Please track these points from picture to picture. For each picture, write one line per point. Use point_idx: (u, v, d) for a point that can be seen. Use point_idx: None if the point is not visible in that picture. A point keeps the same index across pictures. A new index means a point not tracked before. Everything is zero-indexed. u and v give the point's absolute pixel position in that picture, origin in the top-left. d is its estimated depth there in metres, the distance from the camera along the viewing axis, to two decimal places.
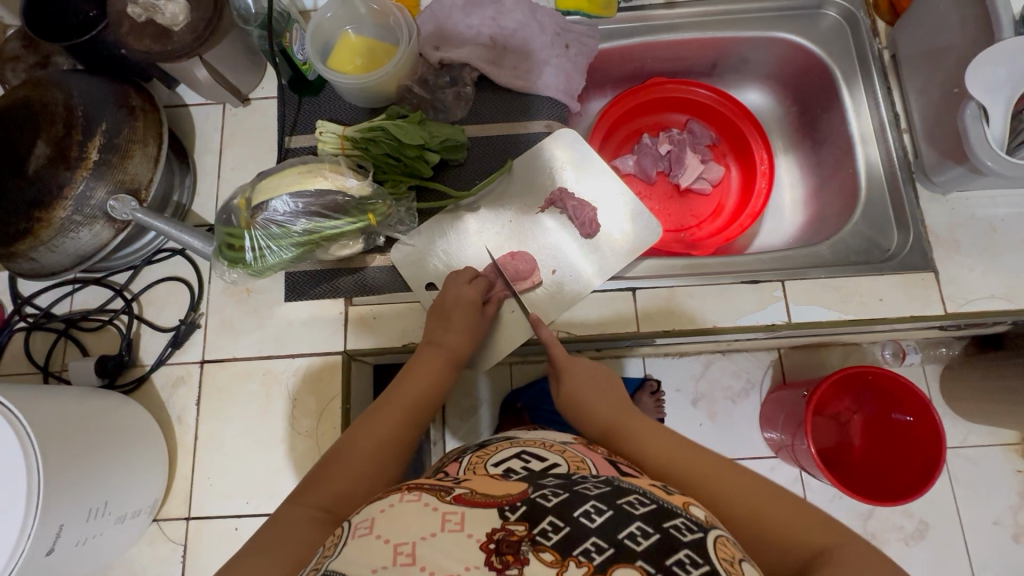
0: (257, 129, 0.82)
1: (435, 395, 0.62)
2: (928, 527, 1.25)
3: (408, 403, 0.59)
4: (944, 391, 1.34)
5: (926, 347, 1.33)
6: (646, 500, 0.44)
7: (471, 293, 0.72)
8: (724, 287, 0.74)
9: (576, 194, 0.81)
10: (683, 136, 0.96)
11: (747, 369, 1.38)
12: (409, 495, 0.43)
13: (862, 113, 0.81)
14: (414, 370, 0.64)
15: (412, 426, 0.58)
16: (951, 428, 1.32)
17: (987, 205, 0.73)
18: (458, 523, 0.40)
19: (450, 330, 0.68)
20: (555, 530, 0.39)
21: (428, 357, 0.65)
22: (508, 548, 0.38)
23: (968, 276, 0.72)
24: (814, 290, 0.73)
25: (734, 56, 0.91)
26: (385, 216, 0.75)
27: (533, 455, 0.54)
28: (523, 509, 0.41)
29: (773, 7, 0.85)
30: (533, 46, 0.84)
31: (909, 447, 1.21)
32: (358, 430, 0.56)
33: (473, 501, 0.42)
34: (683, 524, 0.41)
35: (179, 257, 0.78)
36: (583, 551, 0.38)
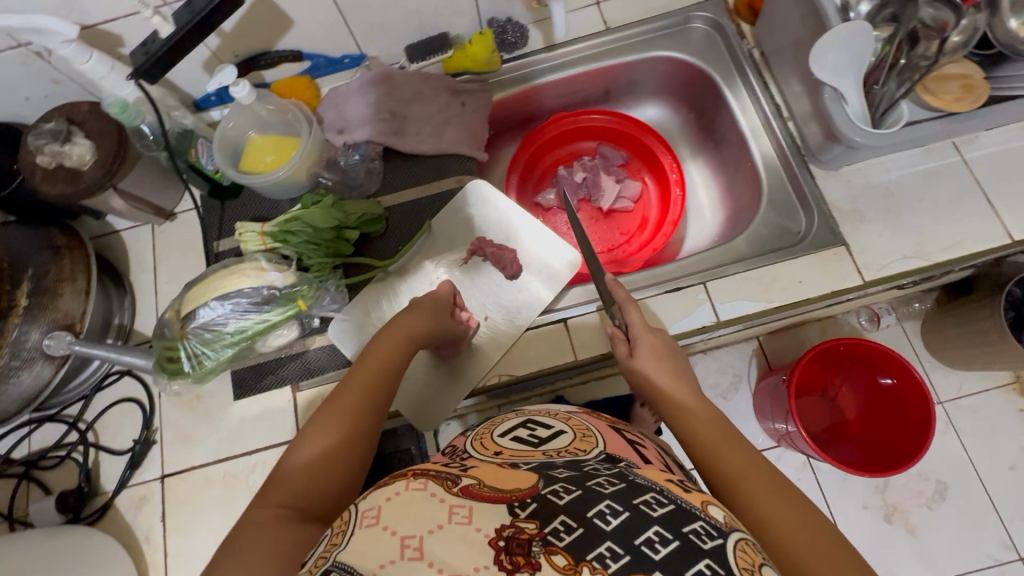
0: (186, 240, 0.86)
1: (395, 366, 0.63)
2: (946, 486, 1.28)
3: (370, 378, 0.60)
4: (929, 345, 1.38)
5: (901, 304, 1.40)
6: (663, 501, 0.45)
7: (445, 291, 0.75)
8: (648, 301, 0.76)
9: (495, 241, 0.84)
10: (595, 162, 1.00)
11: (732, 363, 1.42)
12: (415, 484, 0.44)
13: (747, 111, 0.85)
14: (371, 350, 0.64)
15: (377, 405, 0.58)
16: (944, 379, 1.37)
17: (880, 171, 0.76)
18: (465, 515, 0.41)
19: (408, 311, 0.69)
20: (568, 531, 0.40)
21: (387, 336, 0.66)
22: (518, 548, 0.39)
23: (877, 242, 0.74)
24: (735, 285, 0.75)
25: (623, 79, 0.96)
26: (315, 299, 0.78)
27: (540, 424, 0.63)
28: (534, 507, 0.42)
29: (646, 30, 0.90)
30: (430, 112, 0.88)
31: (901, 410, 1.21)
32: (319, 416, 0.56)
33: (481, 495, 0.44)
34: (702, 528, 0.42)
35: (127, 378, 0.80)
36: (597, 558, 0.39)
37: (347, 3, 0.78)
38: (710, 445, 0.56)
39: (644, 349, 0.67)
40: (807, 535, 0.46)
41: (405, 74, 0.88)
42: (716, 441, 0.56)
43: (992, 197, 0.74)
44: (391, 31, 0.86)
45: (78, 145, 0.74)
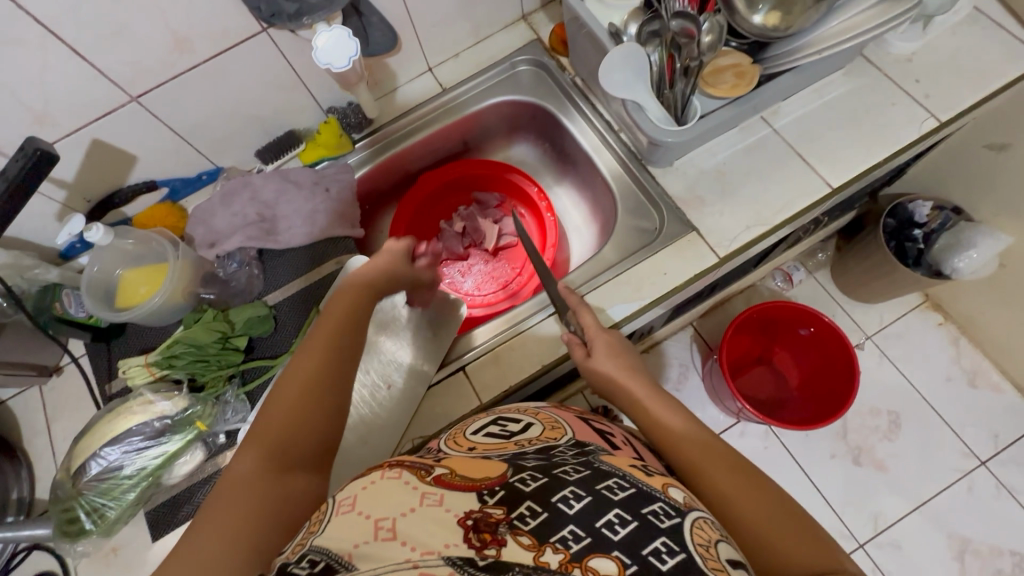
0: (76, 390, 0.84)
1: (358, 316, 0.65)
2: (898, 414, 1.49)
3: (336, 329, 0.62)
4: (842, 288, 1.55)
5: (807, 259, 1.58)
6: (626, 484, 0.46)
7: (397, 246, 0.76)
8: (536, 327, 0.80)
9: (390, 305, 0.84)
10: (471, 209, 1.05)
11: (676, 354, 1.52)
12: (390, 473, 0.45)
13: (584, 131, 0.92)
14: (334, 306, 0.66)
15: (340, 360, 0.60)
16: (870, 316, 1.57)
17: (708, 157, 0.84)
18: (436, 499, 0.41)
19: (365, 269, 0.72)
20: (532, 515, 0.40)
21: (348, 292, 0.68)
22: (486, 526, 0.38)
23: (721, 221, 0.80)
24: (609, 292, 0.79)
25: (474, 129, 1.02)
26: (214, 415, 0.77)
27: (509, 419, 0.63)
28: (501, 494, 0.43)
29: (478, 83, 0.97)
30: (295, 203, 0.90)
31: (827, 356, 1.28)
32: (293, 368, 0.58)
33: (451, 485, 0.44)
34: (660, 509, 0.43)
35: (38, 550, 0.77)
36: (560, 539, 0.38)
37: (183, 126, 0.82)
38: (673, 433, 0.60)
39: (600, 348, 0.70)
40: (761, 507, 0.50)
41: (264, 176, 0.91)
42: (677, 430, 0.60)
43: (806, 155, 0.82)
44: (239, 141, 0.90)
45: None
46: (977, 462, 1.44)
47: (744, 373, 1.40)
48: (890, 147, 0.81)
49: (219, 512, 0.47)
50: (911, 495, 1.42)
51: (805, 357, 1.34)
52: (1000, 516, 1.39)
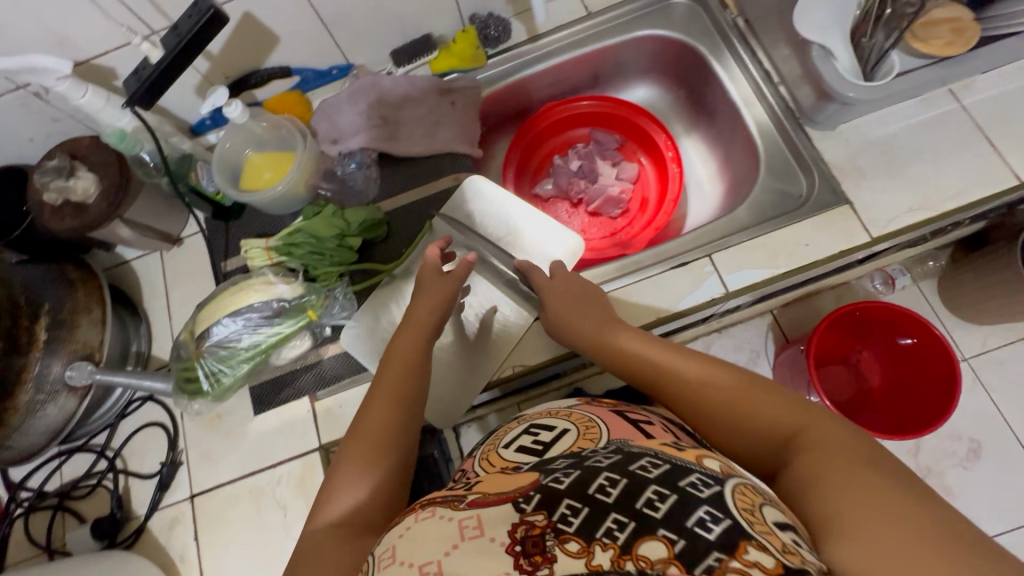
0: (194, 262, 0.87)
1: (417, 363, 0.64)
2: (979, 444, 1.25)
3: (395, 381, 0.62)
4: (947, 303, 1.35)
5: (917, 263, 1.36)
6: (658, 460, 0.43)
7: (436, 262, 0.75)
8: (656, 278, 0.75)
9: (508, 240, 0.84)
10: (589, 148, 1.00)
11: (746, 339, 1.41)
12: (424, 513, 0.43)
13: (737, 80, 0.85)
14: (393, 348, 0.66)
15: (400, 416, 0.59)
16: (968, 337, 1.33)
17: (879, 126, 0.75)
18: (476, 527, 0.40)
19: (419, 297, 0.71)
20: (574, 514, 0.39)
21: (410, 333, 0.67)
22: (534, 548, 0.38)
23: (881, 198, 0.73)
24: (741, 254, 0.74)
25: (610, 63, 0.96)
26: (325, 307, 0.79)
27: (542, 427, 0.57)
28: (538, 498, 0.41)
29: (627, 11, 0.90)
30: (421, 112, 0.88)
31: (925, 369, 1.19)
32: (359, 421, 0.59)
33: (485, 502, 0.43)
34: (698, 479, 0.40)
35: (150, 402, 0.82)
36: (606, 534, 0.37)
37: (330, 12, 0.80)
38: (641, 367, 0.59)
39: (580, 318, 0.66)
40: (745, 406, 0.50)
41: (392, 79, 0.89)
42: (641, 362, 0.59)
43: (996, 140, 0.73)
44: (375, 38, 0.87)
45: (82, 179, 0.77)
46: None
47: (826, 372, 1.32)
48: None
49: None
50: None
51: (901, 365, 1.25)
52: None
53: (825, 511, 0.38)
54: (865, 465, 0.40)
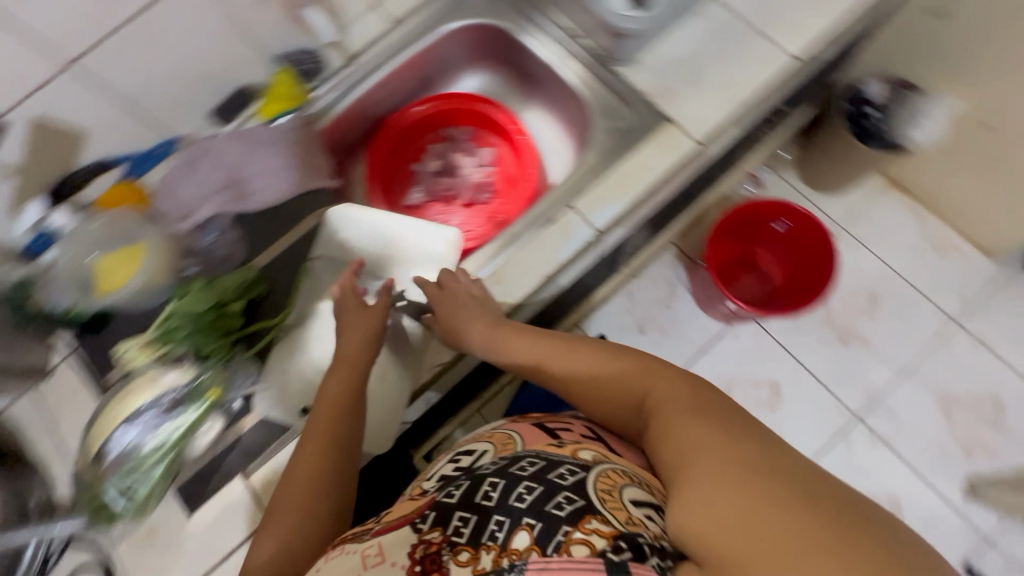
0: (71, 389, 0.79)
1: (349, 403, 0.69)
2: (873, 290, 1.58)
3: (325, 429, 0.67)
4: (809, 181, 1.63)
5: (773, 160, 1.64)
6: (536, 460, 0.54)
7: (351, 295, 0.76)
8: (533, 242, 0.79)
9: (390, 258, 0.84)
10: (444, 146, 1.04)
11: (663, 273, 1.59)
12: (338, 553, 0.57)
13: (546, 44, 0.91)
14: (324, 391, 0.70)
15: (330, 468, 0.65)
16: (834, 204, 1.64)
17: (674, 47, 0.83)
18: (378, 555, 0.53)
19: (347, 335, 0.73)
20: (465, 525, 0.51)
21: (337, 374, 0.71)
22: (430, 561, 0.50)
23: (695, 107, 0.81)
24: (598, 195, 0.79)
25: (432, 63, 0.99)
26: (225, 381, 0.76)
27: (465, 452, 0.64)
28: (433, 516, 0.54)
29: (428, 11, 0.93)
30: (264, 162, 0.88)
31: (805, 244, 1.35)
32: (288, 473, 0.66)
33: (388, 531, 0.56)
34: (566, 470, 0.52)
35: (69, 551, 0.74)
36: (489, 536, 0.48)
37: (130, 93, 0.77)
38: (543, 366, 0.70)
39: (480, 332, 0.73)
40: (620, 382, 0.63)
41: (224, 139, 0.87)
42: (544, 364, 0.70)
43: (769, 30, 0.82)
44: (192, 105, 0.86)
45: None
46: (951, 322, 1.54)
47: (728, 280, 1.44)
48: (849, 9, 0.81)
49: None
50: (894, 361, 1.52)
51: (785, 248, 1.40)
52: (977, 366, 1.51)
53: (682, 462, 0.50)
54: (699, 419, 0.53)
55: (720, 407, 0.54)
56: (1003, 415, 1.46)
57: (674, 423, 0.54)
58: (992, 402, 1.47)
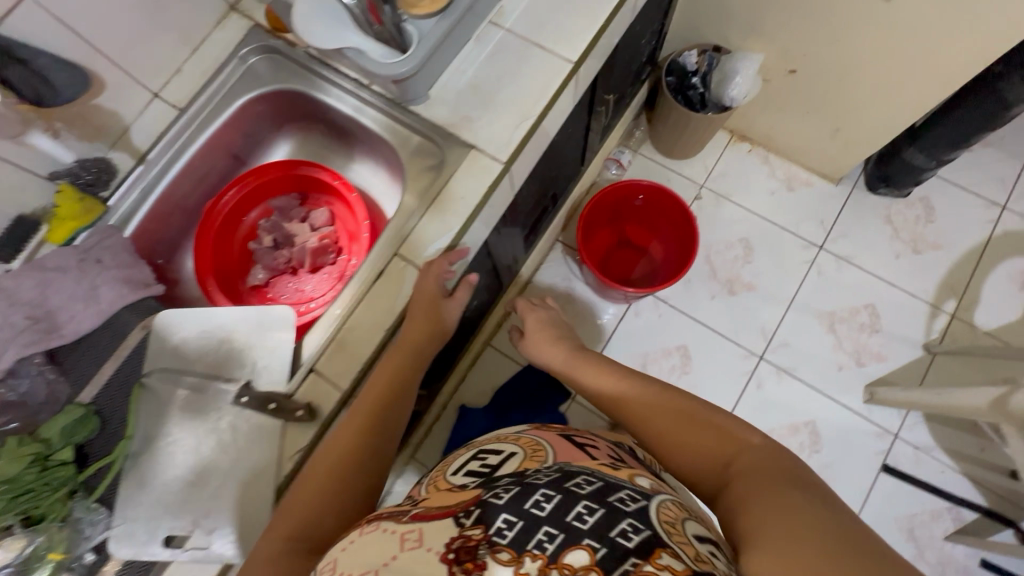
0: None
1: (396, 394, 0.73)
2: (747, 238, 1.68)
3: (366, 419, 0.70)
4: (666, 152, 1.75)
5: (628, 139, 1.79)
6: (592, 479, 0.54)
7: (420, 281, 0.78)
8: (366, 298, 0.78)
9: (227, 346, 0.80)
10: (274, 219, 1.00)
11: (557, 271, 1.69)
12: (367, 529, 0.54)
13: (341, 98, 0.90)
14: (377, 368, 0.75)
15: (367, 447, 0.68)
16: (693, 167, 1.76)
17: (461, 76, 0.85)
18: (415, 540, 0.50)
19: (363, 334, 0.76)
20: (508, 528, 0.49)
21: (390, 361, 0.75)
22: (466, 555, 0.47)
23: (493, 128, 0.83)
24: (420, 236, 0.80)
25: (237, 140, 0.96)
26: (68, 538, 0.69)
27: (489, 453, 0.67)
28: (475, 514, 0.52)
29: (214, 91, 0.91)
30: (66, 287, 0.81)
31: (664, 211, 1.42)
32: (326, 446, 0.68)
33: (425, 519, 0.54)
34: (626, 496, 0.51)
35: None
36: (536, 545, 0.47)
37: None
38: (623, 399, 0.76)
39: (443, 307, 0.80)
40: (704, 432, 0.65)
41: (15, 274, 0.80)
42: (629, 399, 0.75)
43: (541, 42, 0.86)
44: None
45: None
46: (816, 249, 1.66)
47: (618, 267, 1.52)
48: (606, 7, 0.86)
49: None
50: (779, 297, 1.63)
51: (654, 221, 1.47)
52: (848, 283, 1.63)
53: (746, 529, 0.50)
54: (785, 483, 0.53)
55: (810, 485, 0.53)
56: (880, 321, 1.59)
57: (749, 484, 0.54)
58: (868, 312, 1.60)
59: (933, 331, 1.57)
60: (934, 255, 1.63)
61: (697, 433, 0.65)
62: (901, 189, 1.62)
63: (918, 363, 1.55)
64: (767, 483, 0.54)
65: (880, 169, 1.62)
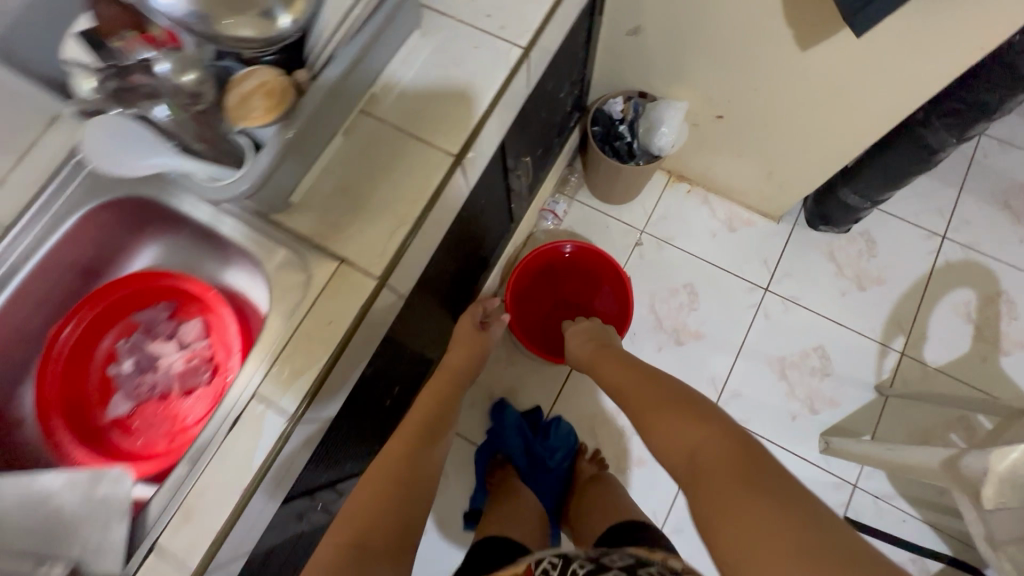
0: None
1: (438, 413, 1.02)
2: (692, 284, 1.61)
3: (419, 424, 0.96)
4: (602, 199, 1.68)
5: (563, 186, 1.71)
6: None
7: (469, 320, 1.27)
8: (217, 454, 0.66)
9: (48, 524, 0.67)
10: (138, 338, 0.88)
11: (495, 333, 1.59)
12: None
13: (196, 205, 0.79)
14: (427, 393, 1.06)
15: (423, 445, 0.92)
16: (633, 211, 1.69)
17: (327, 177, 0.75)
18: None
19: (456, 347, 1.21)
20: None
21: (440, 378, 1.12)
22: None
23: (364, 237, 0.73)
24: (281, 373, 0.69)
25: (85, 255, 0.84)
26: None
27: None
28: None
29: (45, 205, 0.79)
30: None
31: (587, 273, 1.51)
32: (387, 453, 0.87)
33: None
34: None
35: None
36: None
37: None
38: (614, 377, 0.94)
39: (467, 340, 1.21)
40: (666, 417, 0.74)
41: None
42: (643, 388, 0.84)
43: (418, 133, 0.77)
44: None
45: None
46: (762, 291, 1.60)
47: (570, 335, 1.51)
48: (488, 91, 0.78)
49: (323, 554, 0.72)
50: (728, 345, 1.56)
51: (590, 273, 1.51)
52: (796, 325, 1.57)
53: (704, 526, 0.62)
54: (741, 476, 0.62)
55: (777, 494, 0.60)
56: (831, 364, 1.53)
57: (718, 488, 0.62)
58: (819, 355, 1.54)
59: (884, 371, 1.53)
60: (880, 291, 1.59)
61: (659, 402, 0.78)
62: (840, 226, 1.59)
63: (872, 407, 1.50)
64: (744, 493, 0.60)
65: (818, 207, 1.58)
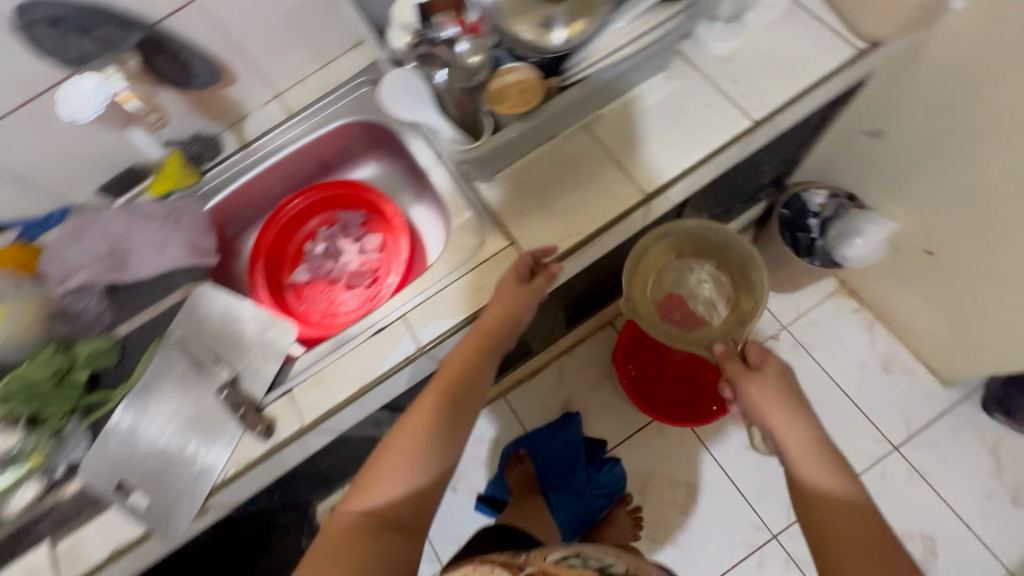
0: None
1: (467, 375, 0.75)
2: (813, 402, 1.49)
3: (434, 398, 0.75)
4: (757, 278, 1.60)
5: None
6: None
7: (511, 274, 0.79)
8: (359, 347, 0.82)
9: (226, 340, 0.86)
10: (333, 230, 1.07)
11: (596, 354, 1.62)
12: None
13: (423, 149, 0.96)
14: (455, 354, 0.77)
15: (437, 426, 0.73)
16: (786, 303, 1.59)
17: (529, 167, 0.85)
18: None
19: (493, 303, 0.78)
20: None
21: (465, 343, 0.78)
22: None
23: (537, 231, 0.82)
24: (428, 310, 0.82)
25: (330, 154, 1.05)
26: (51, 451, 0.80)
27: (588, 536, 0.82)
28: None
29: (317, 108, 1.01)
30: (140, 239, 0.93)
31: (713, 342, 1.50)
32: (400, 428, 0.74)
33: None
34: None
35: None
36: None
37: (19, 169, 0.90)
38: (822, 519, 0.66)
39: (515, 288, 0.78)
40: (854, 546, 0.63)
41: (114, 212, 0.94)
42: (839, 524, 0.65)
43: (623, 162, 0.84)
44: (84, 178, 0.97)
45: None
46: (890, 447, 1.43)
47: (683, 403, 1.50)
48: (700, 151, 0.82)
49: (342, 508, 0.69)
50: None
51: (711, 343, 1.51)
52: (914, 501, 1.39)
53: None
54: None
55: None
56: (934, 560, 1.34)
57: None
58: (924, 544, 1.35)
59: None
60: None
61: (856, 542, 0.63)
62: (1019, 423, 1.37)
63: None
64: None
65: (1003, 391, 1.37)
